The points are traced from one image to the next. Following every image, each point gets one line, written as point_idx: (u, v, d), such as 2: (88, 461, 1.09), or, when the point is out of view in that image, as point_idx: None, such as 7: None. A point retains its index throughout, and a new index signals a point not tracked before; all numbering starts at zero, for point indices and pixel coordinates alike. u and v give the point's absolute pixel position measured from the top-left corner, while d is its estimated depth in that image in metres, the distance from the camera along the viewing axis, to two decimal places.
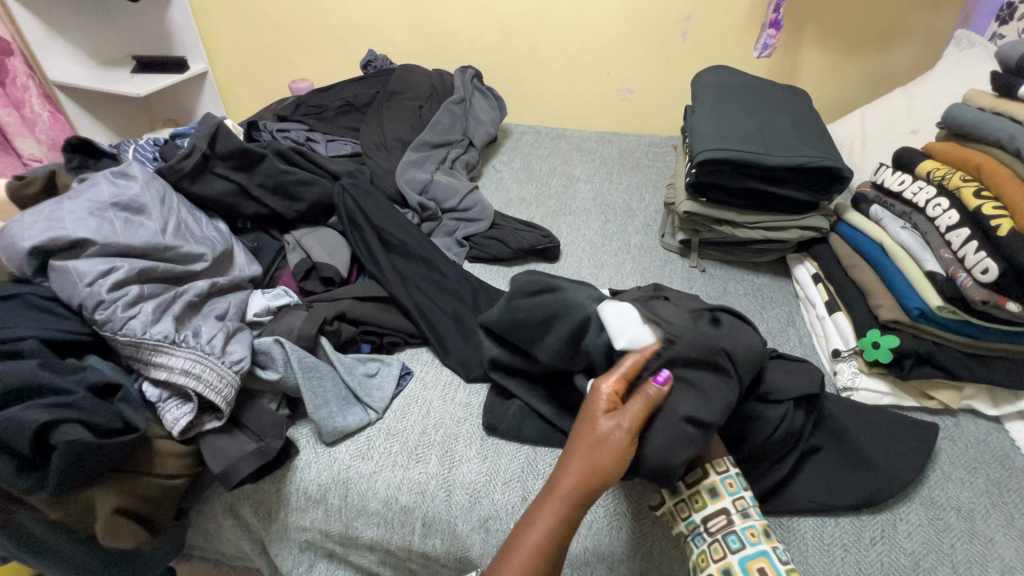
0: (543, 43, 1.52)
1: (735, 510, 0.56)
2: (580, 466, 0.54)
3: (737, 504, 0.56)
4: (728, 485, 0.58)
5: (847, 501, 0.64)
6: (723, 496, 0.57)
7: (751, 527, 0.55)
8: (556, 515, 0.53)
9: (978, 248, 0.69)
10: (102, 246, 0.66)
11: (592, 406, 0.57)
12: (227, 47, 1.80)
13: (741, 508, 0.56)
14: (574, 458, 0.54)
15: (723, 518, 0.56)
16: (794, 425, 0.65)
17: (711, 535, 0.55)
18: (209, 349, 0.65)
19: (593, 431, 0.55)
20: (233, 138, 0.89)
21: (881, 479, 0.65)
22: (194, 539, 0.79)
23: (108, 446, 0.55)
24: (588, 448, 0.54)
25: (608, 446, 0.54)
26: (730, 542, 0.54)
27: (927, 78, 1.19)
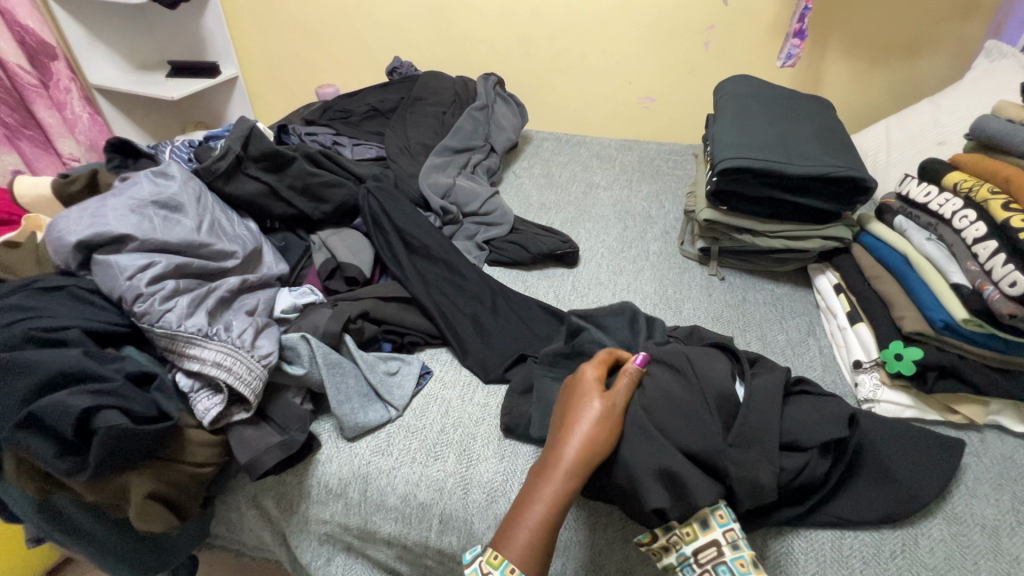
0: (565, 51, 1.54)
1: (725, 541, 0.54)
2: (579, 444, 0.57)
3: (727, 536, 0.55)
4: (717, 517, 0.56)
5: (870, 514, 0.63)
6: (713, 528, 0.56)
7: (740, 557, 0.53)
8: (559, 486, 0.56)
9: (1005, 261, 0.68)
10: (142, 241, 0.69)
11: (584, 390, 0.62)
12: (257, 53, 1.86)
13: (730, 540, 0.55)
14: (574, 437, 0.58)
15: (713, 550, 0.54)
16: (820, 474, 0.60)
17: (701, 567, 0.54)
18: (239, 343, 0.67)
19: (588, 407, 0.60)
20: (265, 141, 0.93)
21: (905, 494, 0.64)
22: (217, 529, 0.81)
23: (144, 432, 0.57)
24: (585, 423, 0.59)
25: (604, 421, 0.59)
26: (720, 573, 0.53)
27: (955, 88, 1.17)
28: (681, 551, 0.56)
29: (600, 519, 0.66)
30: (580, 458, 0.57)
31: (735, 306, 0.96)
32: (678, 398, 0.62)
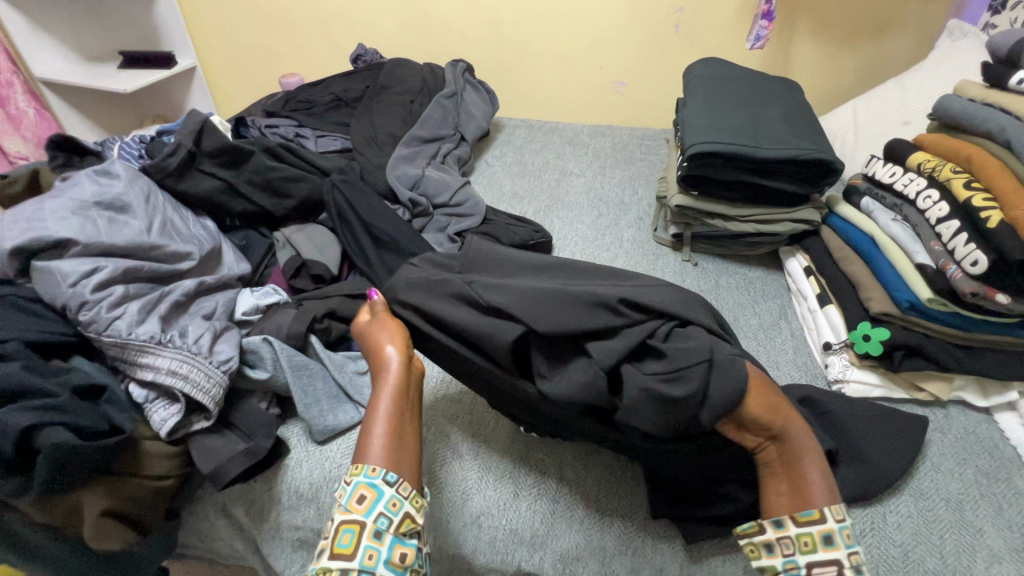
0: (535, 36, 1.51)
1: (849, 566, 0.47)
2: (399, 348, 0.59)
3: (852, 560, 0.47)
4: (845, 537, 0.48)
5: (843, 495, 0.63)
6: (838, 547, 0.48)
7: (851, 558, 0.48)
8: (394, 392, 0.56)
9: (967, 240, 0.69)
10: (86, 245, 0.65)
11: (364, 323, 0.64)
12: (216, 42, 1.78)
13: (855, 564, 0.47)
14: (382, 352, 0.59)
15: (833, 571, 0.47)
16: None
17: None
18: (196, 349, 0.64)
19: (383, 330, 0.62)
20: (220, 135, 0.88)
21: (874, 473, 0.65)
22: (187, 539, 0.78)
23: (93, 448, 0.54)
24: (382, 339, 0.61)
25: (398, 329, 0.62)
26: None
27: (918, 69, 1.18)
28: (794, 561, 0.48)
29: (577, 513, 0.67)
30: (403, 358, 0.59)
31: (708, 292, 0.96)
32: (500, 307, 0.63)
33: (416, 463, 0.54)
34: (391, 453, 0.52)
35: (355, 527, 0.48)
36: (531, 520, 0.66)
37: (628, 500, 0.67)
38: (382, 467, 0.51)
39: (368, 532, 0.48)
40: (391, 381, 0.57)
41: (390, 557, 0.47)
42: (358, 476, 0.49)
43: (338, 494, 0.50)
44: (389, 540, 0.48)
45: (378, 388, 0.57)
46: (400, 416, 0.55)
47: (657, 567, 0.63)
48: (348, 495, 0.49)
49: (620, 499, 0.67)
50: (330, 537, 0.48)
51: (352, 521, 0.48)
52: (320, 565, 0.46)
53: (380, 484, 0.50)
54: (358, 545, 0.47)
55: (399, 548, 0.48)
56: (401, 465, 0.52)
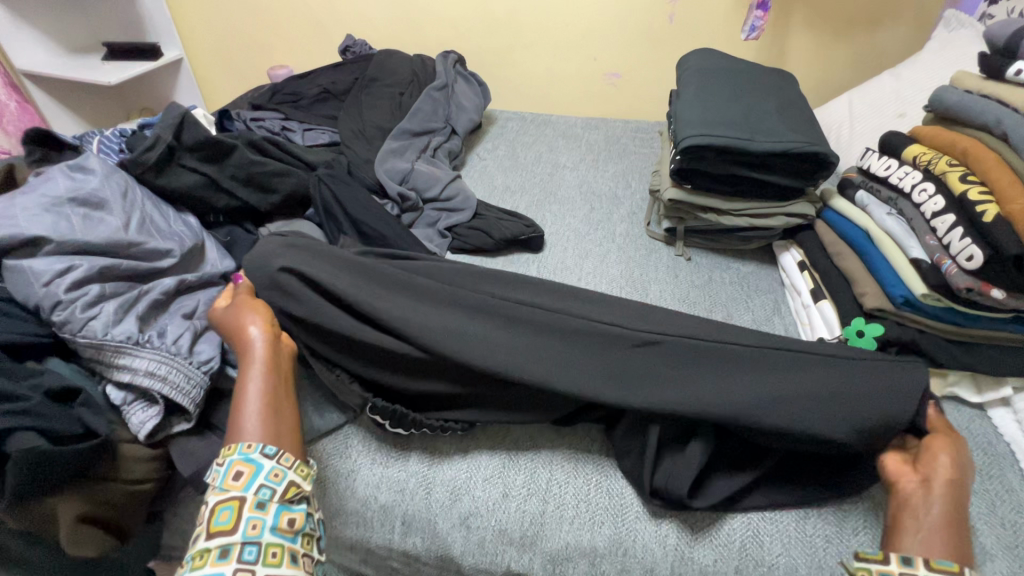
0: (528, 27, 1.48)
1: None
2: (263, 329, 0.62)
3: None
4: None
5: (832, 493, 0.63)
6: None
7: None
8: (262, 372, 0.59)
9: (963, 234, 0.68)
10: (60, 243, 0.63)
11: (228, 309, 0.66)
12: (201, 33, 1.74)
13: None
14: (243, 335, 0.62)
15: None
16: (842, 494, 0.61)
17: None
18: (175, 350, 0.63)
19: (244, 313, 0.64)
20: (201, 129, 0.86)
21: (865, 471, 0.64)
22: (172, 542, 0.77)
23: (67, 454, 0.52)
24: (242, 322, 0.63)
25: (257, 310, 0.65)
26: None
27: (914, 60, 1.17)
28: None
29: (569, 515, 0.65)
30: (267, 337, 0.62)
31: (701, 287, 0.95)
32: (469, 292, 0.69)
33: (292, 434, 0.57)
34: (265, 427, 0.55)
35: (234, 505, 0.50)
36: (521, 521, 0.66)
37: (619, 499, 0.66)
38: (257, 442, 0.54)
39: (248, 505, 0.50)
40: (257, 362, 0.60)
41: (276, 523, 0.50)
42: (232, 455, 0.52)
43: (213, 478, 0.52)
44: (273, 508, 0.51)
45: (246, 369, 0.59)
46: (272, 391, 0.58)
47: (648, 567, 0.63)
48: (223, 475, 0.52)
49: (610, 498, 0.66)
50: (206, 520, 0.50)
51: (230, 499, 0.50)
52: (197, 550, 0.49)
53: (257, 459, 0.53)
54: (239, 520, 0.50)
55: (286, 515, 0.51)
56: (277, 437, 0.56)
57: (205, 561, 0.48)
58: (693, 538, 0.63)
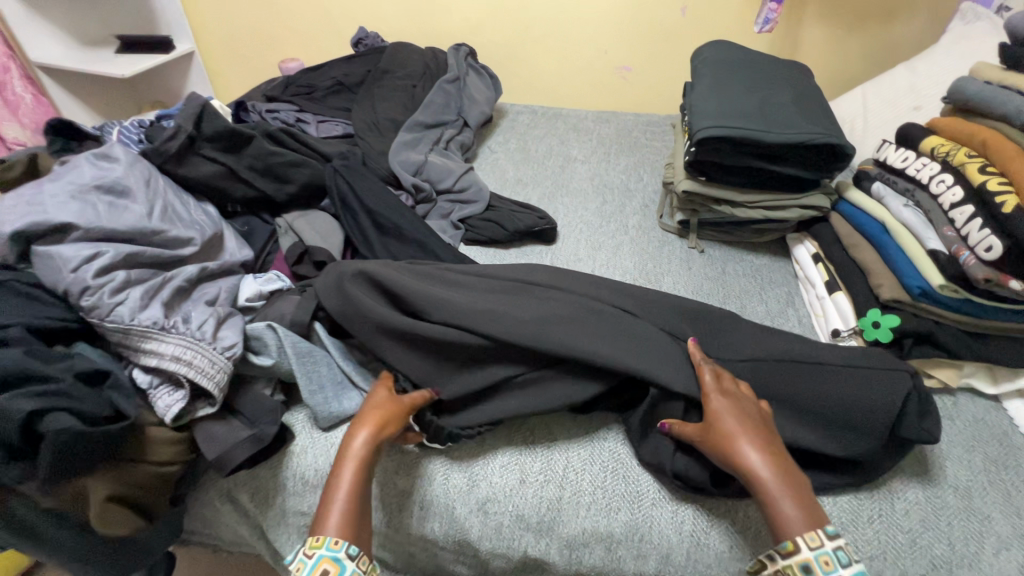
0: (539, 20, 1.48)
1: None
2: (370, 431, 0.60)
3: None
4: (824, 563, 0.50)
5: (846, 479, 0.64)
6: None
7: (825, 554, 0.50)
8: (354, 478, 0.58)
9: (982, 225, 0.68)
10: (87, 230, 0.64)
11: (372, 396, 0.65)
12: (213, 26, 1.75)
13: None
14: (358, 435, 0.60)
15: None
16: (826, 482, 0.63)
17: None
18: (200, 335, 0.64)
19: (372, 414, 0.62)
20: (220, 119, 0.87)
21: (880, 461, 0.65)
22: (192, 525, 0.78)
23: (98, 434, 0.54)
24: (365, 421, 0.62)
25: (386, 418, 0.62)
26: None
27: (930, 53, 1.16)
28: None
29: (586, 502, 0.66)
30: (373, 439, 0.60)
31: (713, 279, 0.95)
32: (495, 287, 0.73)
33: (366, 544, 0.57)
34: (348, 531, 0.55)
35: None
36: (537, 506, 0.66)
37: (635, 487, 0.67)
38: (343, 539, 0.54)
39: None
40: (355, 458, 0.59)
41: None
42: (321, 551, 0.52)
43: (296, 567, 0.52)
44: None
45: (342, 462, 0.59)
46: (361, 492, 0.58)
47: (662, 552, 0.64)
48: (308, 569, 0.51)
49: (627, 485, 0.67)
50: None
51: None
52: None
53: (342, 558, 0.53)
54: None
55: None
56: (358, 537, 0.55)
57: None
58: (708, 524, 0.64)
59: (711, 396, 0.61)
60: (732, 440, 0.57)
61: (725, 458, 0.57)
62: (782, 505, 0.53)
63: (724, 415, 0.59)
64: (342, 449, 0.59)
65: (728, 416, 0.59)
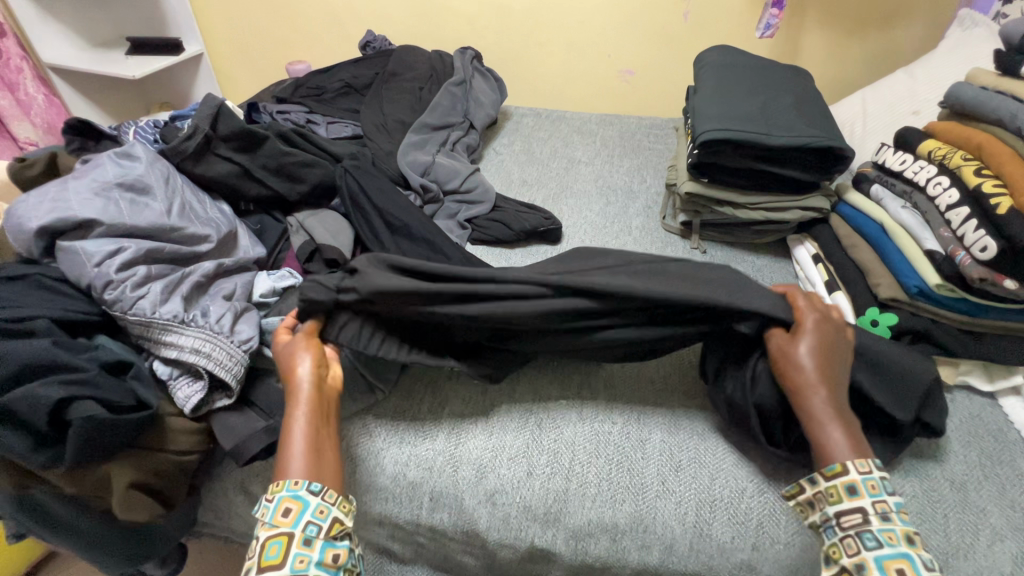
0: (544, 24, 1.51)
1: (873, 511, 0.54)
2: (311, 369, 0.62)
3: (877, 507, 0.54)
4: (869, 487, 0.55)
5: None
6: (862, 496, 0.55)
7: (890, 530, 0.53)
8: (302, 417, 0.60)
9: (977, 226, 0.70)
10: (110, 226, 0.66)
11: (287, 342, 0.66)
12: (223, 29, 1.77)
13: (880, 511, 0.54)
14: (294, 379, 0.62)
15: (859, 516, 0.54)
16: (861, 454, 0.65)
17: (844, 530, 0.54)
18: (218, 329, 0.66)
19: (299, 356, 0.64)
20: (235, 120, 0.89)
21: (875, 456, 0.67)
22: (205, 517, 0.79)
23: (123, 422, 0.56)
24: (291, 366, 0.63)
25: (313, 354, 0.64)
26: (865, 539, 0.53)
27: (928, 58, 1.19)
28: (826, 511, 0.57)
29: (592, 493, 0.68)
30: (310, 376, 0.62)
31: None
32: None
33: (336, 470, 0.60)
34: (312, 468, 0.58)
35: (283, 541, 0.53)
36: (544, 497, 0.68)
37: (640, 479, 0.68)
38: (304, 479, 0.57)
39: (296, 541, 0.53)
40: (303, 398, 0.61)
41: (322, 560, 0.53)
42: (281, 492, 0.54)
43: (262, 512, 0.55)
44: (319, 545, 0.54)
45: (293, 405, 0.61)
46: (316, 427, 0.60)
47: (666, 542, 0.65)
48: (273, 512, 0.55)
49: (631, 477, 0.69)
50: (257, 552, 0.53)
51: (280, 534, 0.54)
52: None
53: (304, 495, 0.56)
54: (287, 555, 0.53)
55: (330, 550, 0.54)
56: (322, 476, 0.58)
57: None
58: (710, 515, 0.65)
59: (808, 314, 0.65)
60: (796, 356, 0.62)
61: (786, 368, 0.62)
62: (825, 425, 0.59)
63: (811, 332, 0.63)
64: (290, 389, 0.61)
65: (813, 335, 0.63)
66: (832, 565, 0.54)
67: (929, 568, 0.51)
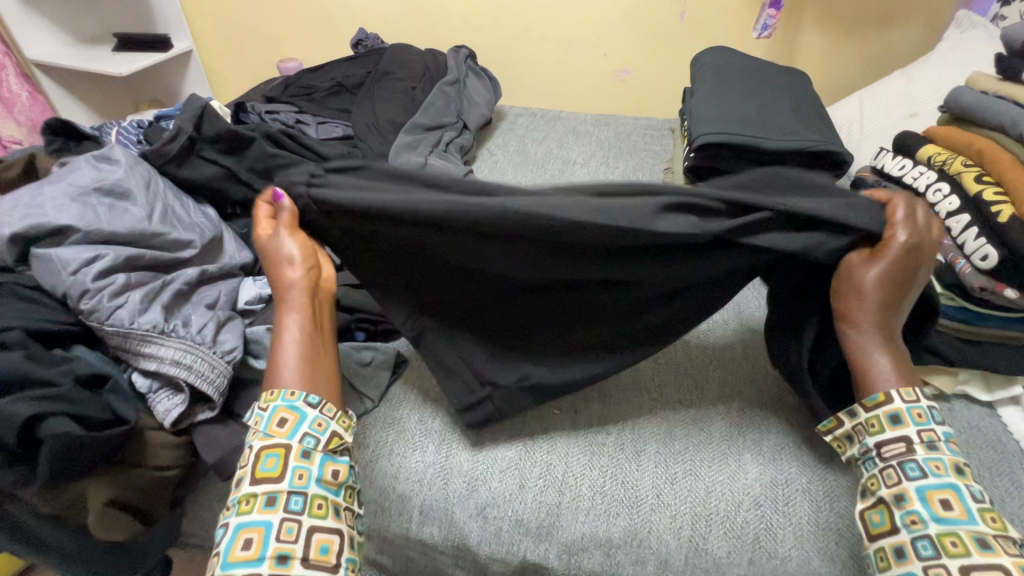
0: (539, 22, 1.48)
1: (919, 440, 0.54)
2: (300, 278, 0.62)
3: (923, 436, 0.54)
4: (915, 416, 0.55)
5: (834, 490, 0.66)
6: (906, 425, 0.55)
7: (937, 460, 0.53)
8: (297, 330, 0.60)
9: (977, 235, 0.69)
10: (86, 233, 0.64)
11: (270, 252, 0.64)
12: (212, 26, 1.75)
13: (923, 439, 0.54)
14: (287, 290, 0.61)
15: (902, 446, 0.54)
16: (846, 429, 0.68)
17: (884, 461, 0.54)
18: (199, 339, 0.63)
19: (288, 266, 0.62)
20: (221, 121, 0.87)
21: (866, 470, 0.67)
22: (189, 529, 0.77)
23: (97, 441, 0.53)
24: (283, 277, 0.62)
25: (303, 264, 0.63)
26: (908, 469, 0.53)
27: (925, 60, 1.17)
28: (865, 443, 0.57)
29: (586, 506, 0.66)
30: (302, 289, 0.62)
31: None
32: None
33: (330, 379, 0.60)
34: (307, 377, 0.58)
35: (280, 452, 0.53)
36: (537, 511, 0.67)
37: (634, 491, 0.67)
38: (300, 390, 0.56)
39: (294, 454, 0.53)
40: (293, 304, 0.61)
41: (321, 476, 0.53)
42: (277, 401, 0.54)
43: (256, 421, 0.55)
44: (318, 459, 0.54)
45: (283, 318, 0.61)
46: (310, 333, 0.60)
47: (661, 557, 0.64)
48: (268, 421, 0.54)
49: (625, 490, 0.67)
50: (252, 463, 0.53)
51: (275, 446, 0.53)
52: (244, 495, 0.51)
53: (301, 407, 0.55)
54: (285, 468, 0.52)
55: (329, 466, 0.54)
56: (317, 386, 0.58)
57: (250, 505, 0.51)
58: (705, 529, 0.64)
59: (897, 232, 0.59)
60: (862, 281, 0.59)
61: (846, 293, 0.60)
62: (869, 353, 0.59)
63: (893, 256, 0.58)
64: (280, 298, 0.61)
65: (893, 258, 0.58)
66: (870, 496, 0.54)
67: (979, 499, 0.51)
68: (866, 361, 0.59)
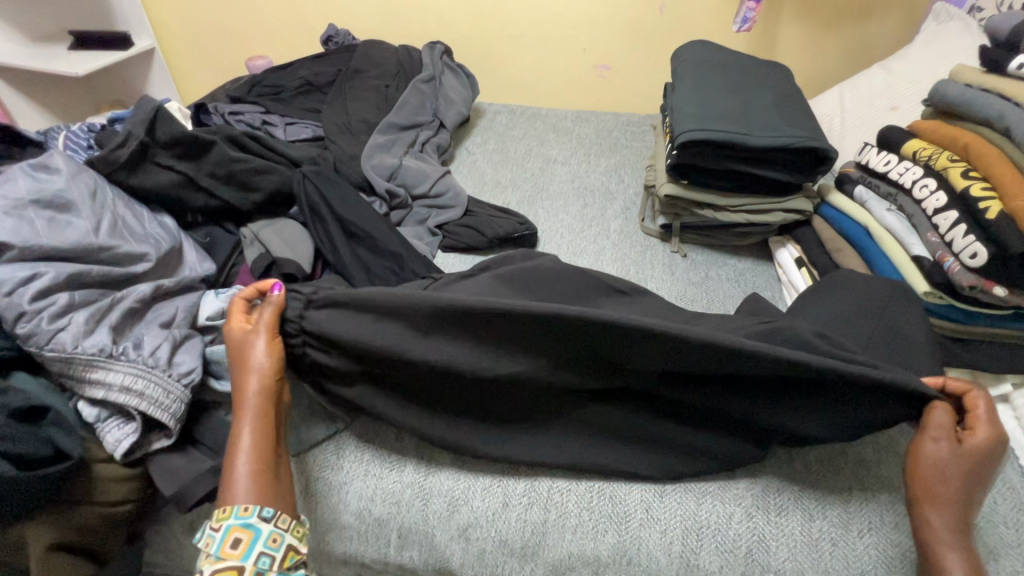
0: (516, 16, 1.44)
1: None
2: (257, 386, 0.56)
3: None
4: None
5: (825, 496, 0.64)
6: None
7: None
8: (250, 436, 0.54)
9: (966, 232, 0.67)
10: (23, 249, 0.59)
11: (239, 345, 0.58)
12: (177, 24, 1.67)
13: None
14: (243, 391, 0.56)
15: None
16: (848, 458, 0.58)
17: None
18: (153, 362, 0.58)
19: (255, 351, 0.57)
20: (177, 124, 0.81)
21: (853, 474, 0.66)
22: (153, 559, 0.72)
23: (37, 478, 0.49)
24: (240, 375, 0.56)
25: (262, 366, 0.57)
26: None
27: (905, 53, 1.16)
28: None
29: (572, 524, 0.63)
30: (261, 392, 0.56)
31: (698, 285, 0.93)
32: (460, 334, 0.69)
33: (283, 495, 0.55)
34: (259, 489, 0.52)
35: (231, 575, 0.48)
36: (522, 529, 0.63)
37: (622, 506, 0.64)
38: (254, 504, 0.51)
39: None
40: (252, 412, 0.55)
41: None
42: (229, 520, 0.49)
43: (206, 543, 0.49)
44: None
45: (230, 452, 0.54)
46: (265, 462, 0.54)
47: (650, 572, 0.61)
48: (218, 543, 0.49)
49: (613, 505, 0.64)
50: None
51: (226, 567, 0.48)
52: None
53: (255, 523, 0.50)
54: None
55: None
56: (270, 495, 0.53)
57: None
58: (697, 543, 0.61)
59: (941, 436, 0.55)
60: (945, 454, 0.54)
61: (933, 476, 0.54)
62: (943, 546, 0.52)
63: (974, 455, 0.54)
64: (237, 387, 0.56)
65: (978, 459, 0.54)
66: None
67: None
68: (936, 549, 0.53)
